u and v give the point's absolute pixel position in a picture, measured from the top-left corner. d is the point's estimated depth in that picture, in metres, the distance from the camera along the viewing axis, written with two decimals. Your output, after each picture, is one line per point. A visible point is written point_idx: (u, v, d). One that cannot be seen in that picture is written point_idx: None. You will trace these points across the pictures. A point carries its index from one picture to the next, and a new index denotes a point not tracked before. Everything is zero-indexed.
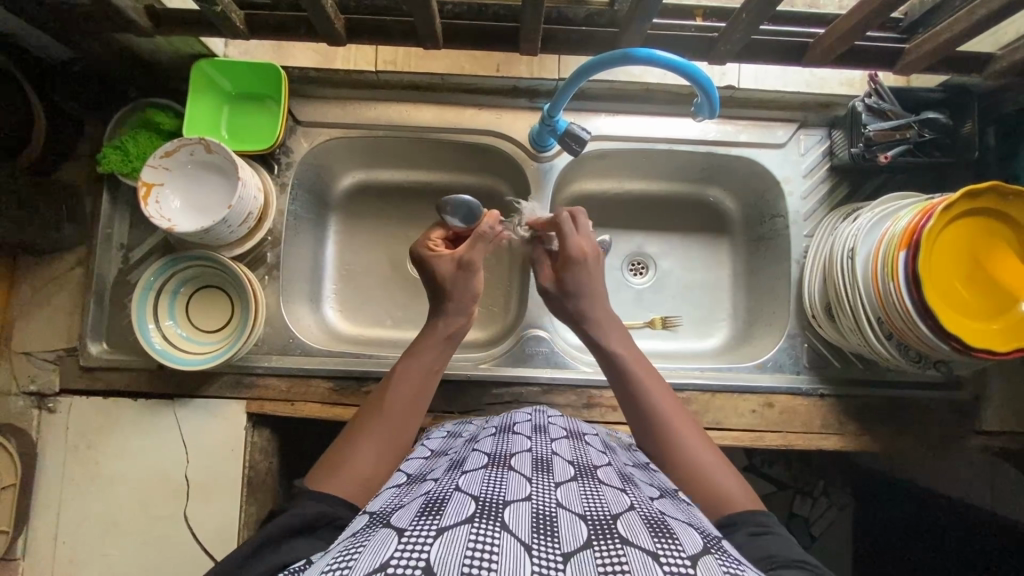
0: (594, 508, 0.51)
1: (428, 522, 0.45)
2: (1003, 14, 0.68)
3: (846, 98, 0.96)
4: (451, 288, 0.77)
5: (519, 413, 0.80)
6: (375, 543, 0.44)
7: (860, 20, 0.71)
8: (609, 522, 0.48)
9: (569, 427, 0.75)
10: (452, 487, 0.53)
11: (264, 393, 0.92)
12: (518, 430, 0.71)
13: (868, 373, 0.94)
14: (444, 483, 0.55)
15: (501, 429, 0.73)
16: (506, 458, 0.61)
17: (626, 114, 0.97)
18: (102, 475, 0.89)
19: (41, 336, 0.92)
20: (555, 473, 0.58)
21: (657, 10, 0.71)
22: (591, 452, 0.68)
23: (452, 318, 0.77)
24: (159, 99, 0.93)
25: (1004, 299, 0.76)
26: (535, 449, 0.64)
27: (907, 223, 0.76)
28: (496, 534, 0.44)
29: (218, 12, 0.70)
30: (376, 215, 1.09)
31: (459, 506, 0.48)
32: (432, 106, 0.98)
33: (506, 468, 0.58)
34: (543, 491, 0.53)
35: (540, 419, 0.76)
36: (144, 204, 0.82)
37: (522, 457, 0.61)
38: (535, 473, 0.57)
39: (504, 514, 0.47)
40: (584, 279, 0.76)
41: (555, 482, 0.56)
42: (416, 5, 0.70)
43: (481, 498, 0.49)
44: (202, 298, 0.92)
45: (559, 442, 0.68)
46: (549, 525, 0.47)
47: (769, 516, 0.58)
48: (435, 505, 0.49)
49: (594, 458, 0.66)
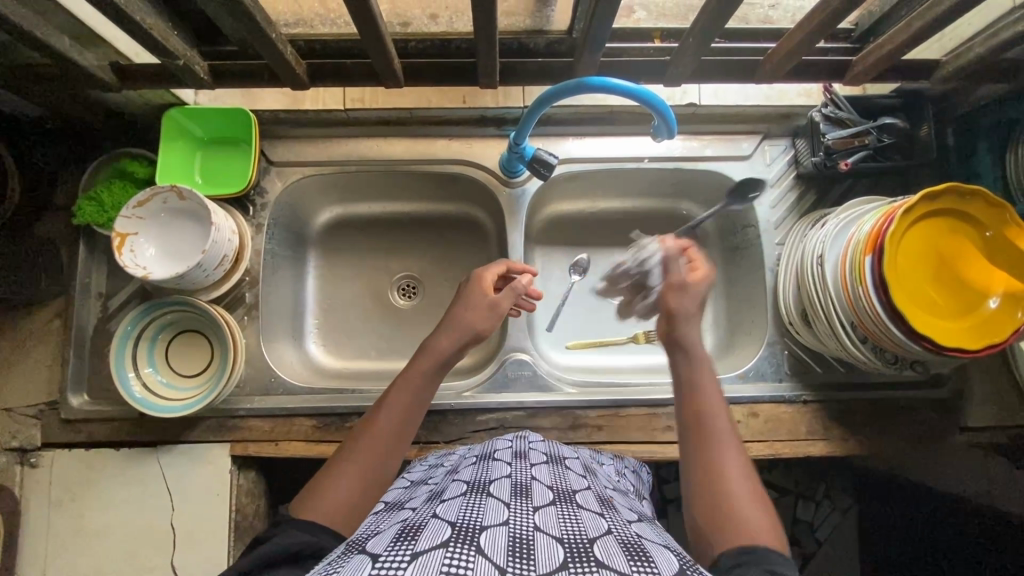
0: (572, 532, 0.51)
1: (403, 548, 0.45)
2: (939, 25, 0.70)
3: (806, 108, 0.99)
4: (485, 326, 0.80)
5: (501, 440, 0.80)
6: (350, 568, 0.44)
7: (805, 37, 0.73)
8: (586, 546, 0.48)
9: (549, 452, 0.75)
10: (430, 514, 0.53)
11: (248, 435, 0.91)
12: (499, 457, 0.71)
13: (851, 377, 0.95)
14: (422, 511, 0.55)
15: (481, 457, 0.73)
16: (485, 485, 0.61)
17: (594, 137, 1.00)
18: (86, 528, 0.88)
19: (22, 391, 0.92)
20: (534, 498, 0.58)
21: (606, 41, 0.74)
22: (570, 475, 0.68)
23: (442, 346, 0.77)
24: (133, 148, 0.94)
25: (974, 297, 0.77)
26: (515, 475, 0.65)
27: (871, 227, 0.77)
28: (471, 557, 0.44)
29: (181, 65, 0.71)
30: (355, 249, 1.11)
31: (436, 532, 0.48)
32: (403, 140, 1.00)
33: (484, 494, 0.58)
34: (521, 516, 0.53)
35: (522, 444, 0.77)
36: (118, 255, 0.83)
37: (501, 484, 0.62)
38: (514, 498, 0.57)
39: (480, 538, 0.47)
40: (687, 300, 0.75)
41: (533, 506, 0.56)
42: (374, 48, 0.71)
43: (458, 524, 0.50)
44: (181, 343, 0.92)
45: (538, 467, 0.69)
46: (525, 547, 0.47)
47: (784, 557, 0.54)
48: (411, 532, 0.49)
49: (574, 482, 0.66)
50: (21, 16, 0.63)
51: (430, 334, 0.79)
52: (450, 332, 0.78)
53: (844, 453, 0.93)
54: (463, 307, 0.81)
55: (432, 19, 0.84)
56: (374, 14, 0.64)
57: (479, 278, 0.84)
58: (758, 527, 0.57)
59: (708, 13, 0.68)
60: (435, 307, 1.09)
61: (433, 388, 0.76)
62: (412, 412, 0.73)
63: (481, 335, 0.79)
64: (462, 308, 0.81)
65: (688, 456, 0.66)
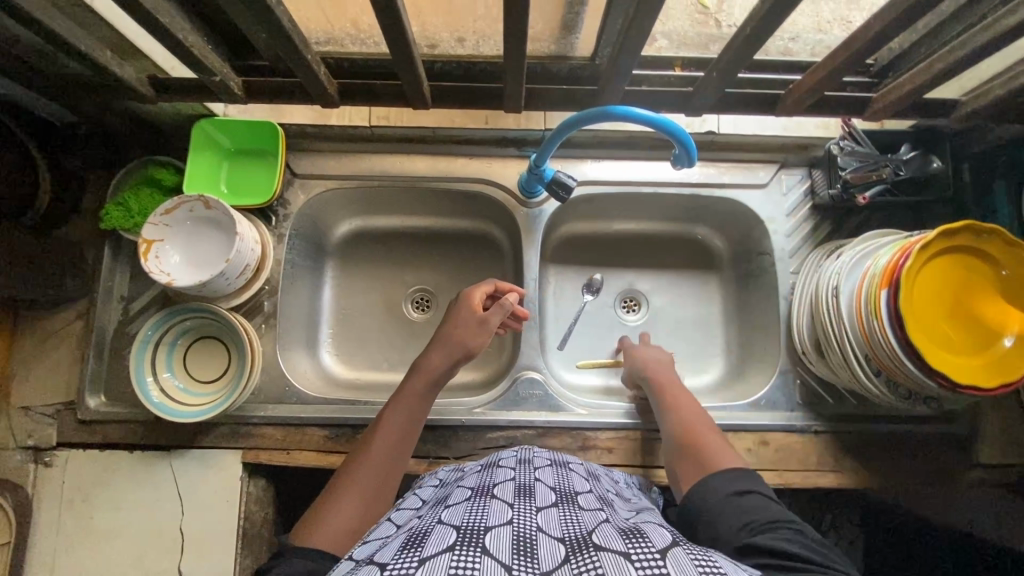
0: (572, 530, 0.52)
1: (409, 555, 0.46)
2: (958, 67, 0.71)
3: (823, 139, 1.00)
4: (473, 343, 0.83)
5: (506, 450, 0.79)
6: None
7: (825, 74, 0.74)
8: (585, 538, 0.50)
9: (553, 457, 0.76)
10: (434, 520, 0.54)
11: (260, 442, 0.92)
12: (503, 463, 0.72)
13: (863, 409, 0.95)
14: (428, 519, 0.56)
15: (487, 464, 0.74)
16: (489, 488, 0.62)
17: (613, 160, 1.01)
18: (96, 530, 0.88)
19: (41, 390, 0.93)
20: (536, 498, 0.59)
21: (630, 72, 0.76)
22: (573, 478, 0.69)
23: (434, 364, 0.81)
24: (161, 156, 0.97)
25: (988, 335, 0.77)
26: (519, 477, 0.66)
27: (886, 261, 0.78)
28: (477, 558, 0.45)
29: (218, 81, 0.73)
30: (372, 261, 1.12)
31: (441, 536, 0.49)
32: (425, 157, 1.01)
33: (488, 496, 0.59)
34: (524, 516, 0.54)
35: (526, 452, 0.77)
36: (144, 260, 0.84)
37: (505, 486, 0.62)
38: (518, 499, 0.58)
39: (485, 539, 0.48)
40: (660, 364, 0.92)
41: (536, 507, 0.57)
42: (405, 70, 0.73)
43: (463, 527, 0.50)
44: (199, 349, 0.93)
45: (542, 470, 0.70)
46: (529, 547, 0.48)
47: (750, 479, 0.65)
48: (417, 539, 0.49)
49: (576, 484, 0.67)
50: (68, 31, 0.66)
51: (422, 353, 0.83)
52: (442, 349, 0.82)
53: (854, 485, 0.92)
54: (450, 325, 0.85)
55: (459, 42, 0.85)
56: (407, 40, 0.67)
57: (466, 296, 0.87)
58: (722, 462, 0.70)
59: (733, 49, 0.70)
60: None
61: (428, 406, 0.80)
62: (405, 434, 0.76)
63: (473, 352, 0.83)
64: (451, 325, 0.85)
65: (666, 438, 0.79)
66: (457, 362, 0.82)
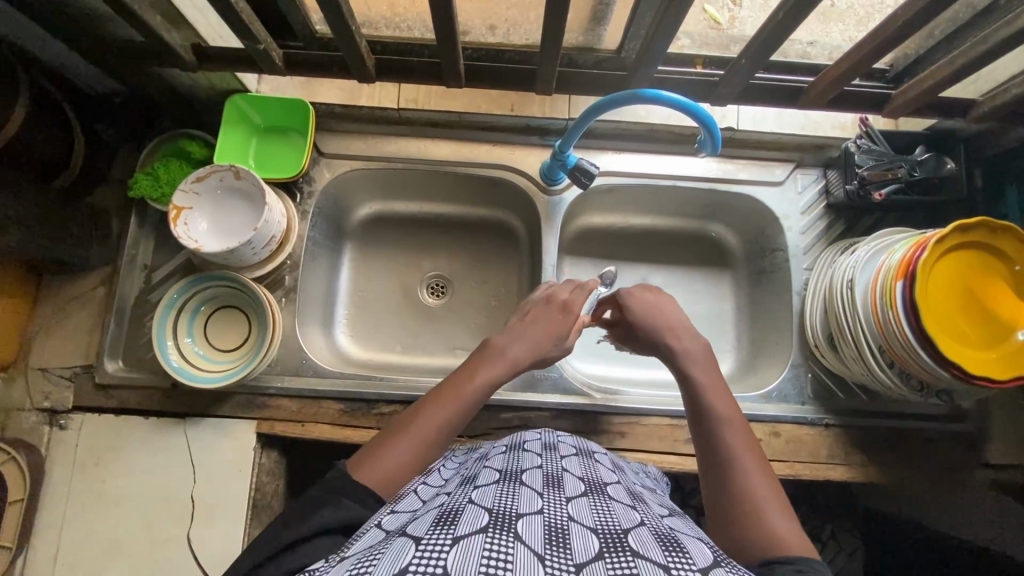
0: (605, 523, 0.53)
1: (443, 532, 0.47)
2: (974, 65, 0.74)
3: (840, 140, 1.02)
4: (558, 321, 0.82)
5: (529, 432, 0.82)
6: (394, 550, 0.46)
7: (845, 70, 0.77)
8: (620, 536, 0.51)
9: (579, 445, 0.78)
10: (466, 499, 0.55)
11: (275, 413, 0.92)
12: (529, 448, 0.73)
13: (873, 405, 0.95)
14: (458, 496, 0.57)
15: (512, 447, 0.75)
16: (518, 473, 0.63)
17: (633, 152, 1.03)
18: (108, 493, 0.88)
19: (61, 353, 0.94)
20: (567, 489, 0.60)
21: (659, 59, 0.78)
22: (600, 469, 0.71)
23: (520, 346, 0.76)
24: (192, 130, 0.98)
25: (1000, 329, 0.79)
26: (546, 465, 0.67)
27: (901, 256, 0.80)
28: (510, 543, 0.46)
29: (261, 50, 0.75)
30: (390, 245, 1.14)
31: (474, 517, 0.50)
32: (450, 142, 1.04)
33: (518, 482, 0.60)
34: (555, 506, 0.55)
35: (550, 437, 0.79)
36: (173, 226, 0.86)
37: (534, 473, 0.63)
38: (547, 488, 0.59)
39: (517, 525, 0.49)
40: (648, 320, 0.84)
41: (566, 497, 0.58)
42: (441, 49, 0.76)
43: (495, 510, 0.51)
44: (220, 318, 0.94)
45: (568, 459, 0.71)
46: (561, 537, 0.49)
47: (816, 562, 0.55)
48: (449, 516, 0.51)
49: (604, 476, 0.69)
50: None
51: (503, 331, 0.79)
52: (525, 342, 0.77)
53: (863, 479, 0.93)
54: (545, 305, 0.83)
55: (490, 30, 0.87)
56: (447, 19, 0.69)
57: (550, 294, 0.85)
58: (779, 530, 0.58)
59: (760, 40, 0.72)
60: (465, 307, 1.12)
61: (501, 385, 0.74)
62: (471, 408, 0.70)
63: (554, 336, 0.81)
64: (538, 316, 0.81)
65: (709, 474, 0.66)
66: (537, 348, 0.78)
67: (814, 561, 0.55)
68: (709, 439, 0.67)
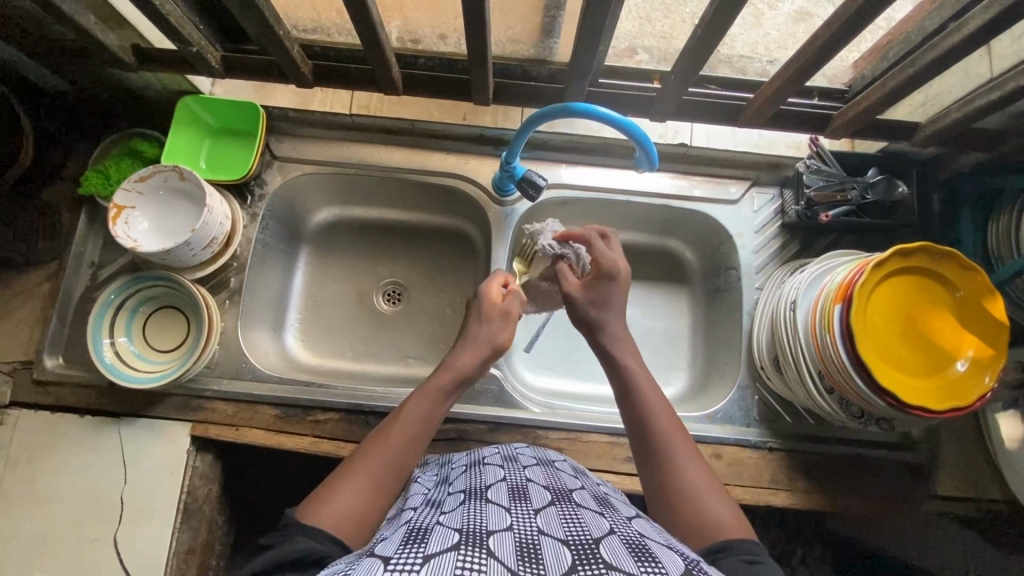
0: (576, 533, 0.52)
1: (414, 551, 0.47)
2: (907, 87, 0.73)
3: (794, 160, 1.02)
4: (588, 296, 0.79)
5: (491, 448, 0.82)
6: (361, 570, 0.45)
7: (782, 86, 0.76)
8: (592, 547, 0.50)
9: (539, 456, 0.78)
10: (434, 521, 0.55)
11: (209, 416, 0.92)
12: (490, 462, 0.74)
13: (820, 430, 0.94)
14: (427, 517, 0.57)
15: (472, 464, 0.75)
16: (483, 491, 0.63)
17: (587, 166, 1.03)
18: (38, 491, 0.88)
19: (3, 347, 0.94)
20: (534, 501, 0.60)
21: (591, 72, 0.78)
22: (563, 477, 0.71)
23: (461, 360, 0.78)
24: (144, 129, 0.99)
25: (941, 359, 0.77)
26: (511, 478, 0.67)
27: (842, 278, 0.78)
28: (482, 559, 0.46)
29: (193, 52, 0.76)
30: (345, 250, 1.13)
31: (444, 536, 0.50)
32: (402, 149, 1.04)
33: (484, 499, 0.60)
34: (524, 520, 0.54)
35: (509, 450, 0.79)
36: (111, 224, 0.86)
37: (499, 488, 0.63)
38: (514, 503, 0.59)
39: (489, 542, 0.49)
40: (611, 292, 0.78)
41: (534, 510, 0.57)
42: (373, 57, 0.76)
43: (465, 528, 0.51)
44: (159, 318, 0.94)
45: (531, 469, 0.71)
46: (532, 551, 0.48)
47: (758, 545, 0.58)
48: (418, 536, 0.51)
49: (568, 483, 0.69)
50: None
51: (451, 351, 0.80)
52: (475, 349, 0.79)
53: (807, 506, 0.91)
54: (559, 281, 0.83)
55: (441, 39, 0.87)
56: (375, 29, 0.69)
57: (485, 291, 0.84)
58: (721, 518, 0.61)
59: (690, 56, 0.72)
60: (418, 315, 1.11)
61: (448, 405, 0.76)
62: (424, 429, 0.72)
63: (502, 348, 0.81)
64: (478, 324, 0.82)
65: (647, 468, 0.68)
66: (483, 362, 0.79)
67: (751, 544, 0.58)
68: (642, 432, 0.69)
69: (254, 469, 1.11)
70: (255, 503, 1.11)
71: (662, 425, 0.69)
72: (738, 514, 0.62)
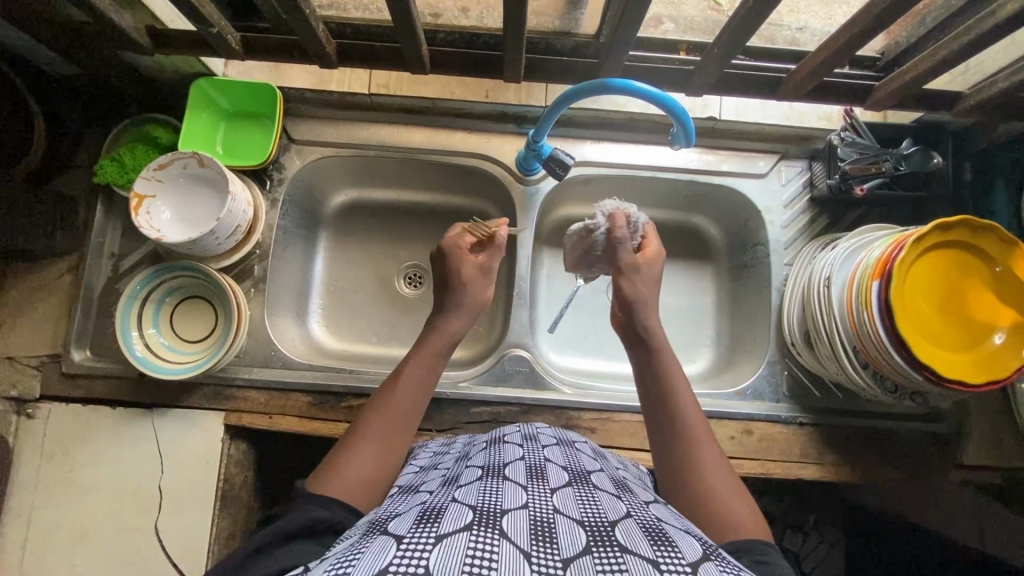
0: (592, 514, 0.52)
1: (427, 530, 0.46)
2: (957, 57, 0.71)
3: (824, 132, 0.99)
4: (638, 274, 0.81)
5: (508, 425, 0.82)
6: (375, 548, 0.45)
7: (828, 58, 0.73)
8: (609, 531, 0.50)
9: (559, 436, 0.78)
10: (449, 498, 0.55)
11: (243, 405, 0.92)
12: (509, 440, 0.74)
13: (848, 404, 0.94)
14: (441, 495, 0.57)
15: (492, 442, 0.75)
16: (500, 468, 0.63)
17: (612, 142, 1.00)
18: (75, 483, 0.88)
19: (29, 341, 0.93)
20: (550, 480, 0.60)
21: (630, 46, 0.75)
22: (582, 457, 0.71)
23: (449, 318, 0.78)
24: (156, 115, 0.95)
25: (977, 333, 0.77)
26: (528, 457, 0.67)
27: (880, 253, 0.77)
28: (496, 541, 0.46)
29: (214, 33, 0.73)
30: (364, 233, 1.11)
31: (458, 514, 0.49)
32: (423, 129, 1.01)
33: (501, 477, 0.60)
34: (540, 498, 0.55)
35: (530, 429, 0.79)
36: (134, 215, 0.84)
37: (516, 466, 0.63)
38: (531, 481, 0.59)
39: (503, 523, 0.49)
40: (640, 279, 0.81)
41: (551, 489, 0.58)
42: (403, 35, 0.74)
43: (479, 508, 0.51)
44: (187, 309, 0.93)
45: (550, 449, 0.71)
46: (548, 533, 0.48)
47: (769, 546, 0.58)
48: (432, 514, 0.50)
49: (587, 464, 0.69)
50: None
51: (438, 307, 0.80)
52: (458, 311, 0.79)
53: (837, 478, 0.92)
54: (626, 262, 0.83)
55: (462, 12, 0.86)
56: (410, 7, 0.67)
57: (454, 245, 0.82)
58: (735, 516, 0.61)
59: (732, 28, 0.70)
60: None
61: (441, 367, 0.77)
62: (419, 393, 0.72)
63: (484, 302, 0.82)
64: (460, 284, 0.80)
65: (665, 452, 0.69)
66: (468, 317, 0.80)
67: (765, 545, 0.57)
68: (667, 428, 0.70)
69: (284, 453, 1.13)
70: (285, 486, 1.12)
71: (688, 418, 0.70)
72: (754, 515, 0.62)
